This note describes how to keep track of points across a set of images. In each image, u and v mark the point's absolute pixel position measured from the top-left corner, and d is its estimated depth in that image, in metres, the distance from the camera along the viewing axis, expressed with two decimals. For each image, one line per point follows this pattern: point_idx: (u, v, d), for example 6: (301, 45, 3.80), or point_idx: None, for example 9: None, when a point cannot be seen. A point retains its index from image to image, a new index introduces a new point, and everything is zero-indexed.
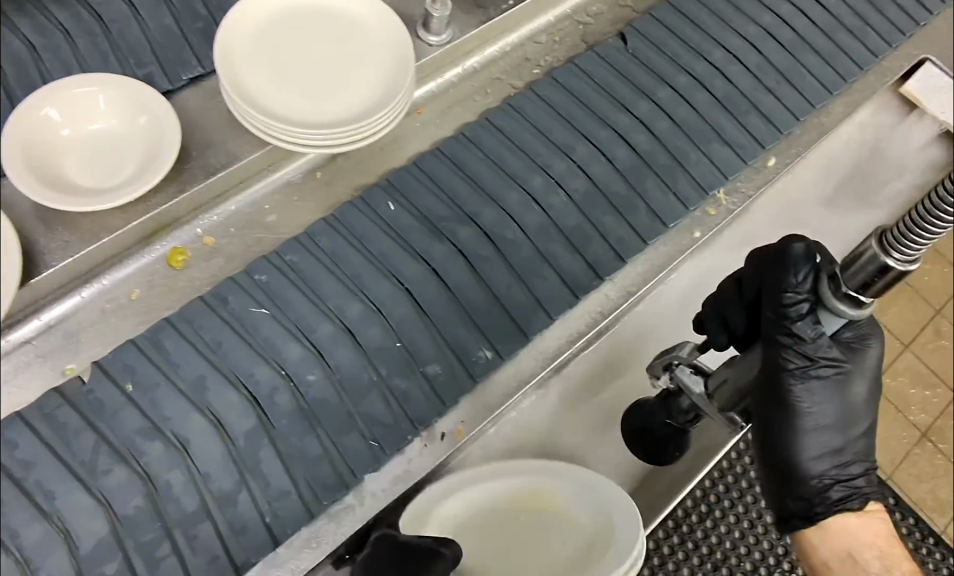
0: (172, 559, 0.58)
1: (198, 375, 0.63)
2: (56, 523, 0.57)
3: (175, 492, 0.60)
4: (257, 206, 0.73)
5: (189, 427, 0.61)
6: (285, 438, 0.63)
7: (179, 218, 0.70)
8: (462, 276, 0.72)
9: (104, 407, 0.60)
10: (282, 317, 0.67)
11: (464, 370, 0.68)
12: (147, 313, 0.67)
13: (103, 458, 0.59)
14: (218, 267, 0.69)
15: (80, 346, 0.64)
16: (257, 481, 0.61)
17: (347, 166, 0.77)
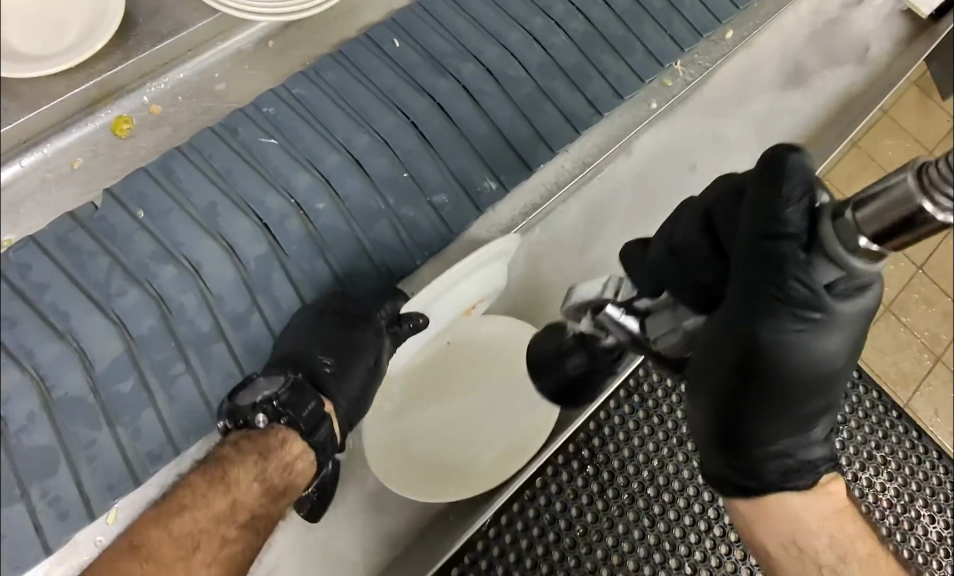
0: (186, 376, 0.63)
1: (210, 202, 0.66)
2: (71, 344, 0.60)
3: (188, 313, 0.64)
4: (205, 74, 0.72)
5: (201, 252, 0.65)
6: (294, 260, 0.67)
7: (126, 85, 0.69)
8: (468, 111, 0.73)
9: (117, 231, 0.64)
10: (290, 147, 0.69)
11: (469, 201, 0.71)
12: (84, 184, 0.67)
13: (117, 279, 0.62)
14: (164, 136, 0.69)
15: (20, 215, 0.64)
16: (269, 304, 0.66)
17: (302, 36, 0.76)
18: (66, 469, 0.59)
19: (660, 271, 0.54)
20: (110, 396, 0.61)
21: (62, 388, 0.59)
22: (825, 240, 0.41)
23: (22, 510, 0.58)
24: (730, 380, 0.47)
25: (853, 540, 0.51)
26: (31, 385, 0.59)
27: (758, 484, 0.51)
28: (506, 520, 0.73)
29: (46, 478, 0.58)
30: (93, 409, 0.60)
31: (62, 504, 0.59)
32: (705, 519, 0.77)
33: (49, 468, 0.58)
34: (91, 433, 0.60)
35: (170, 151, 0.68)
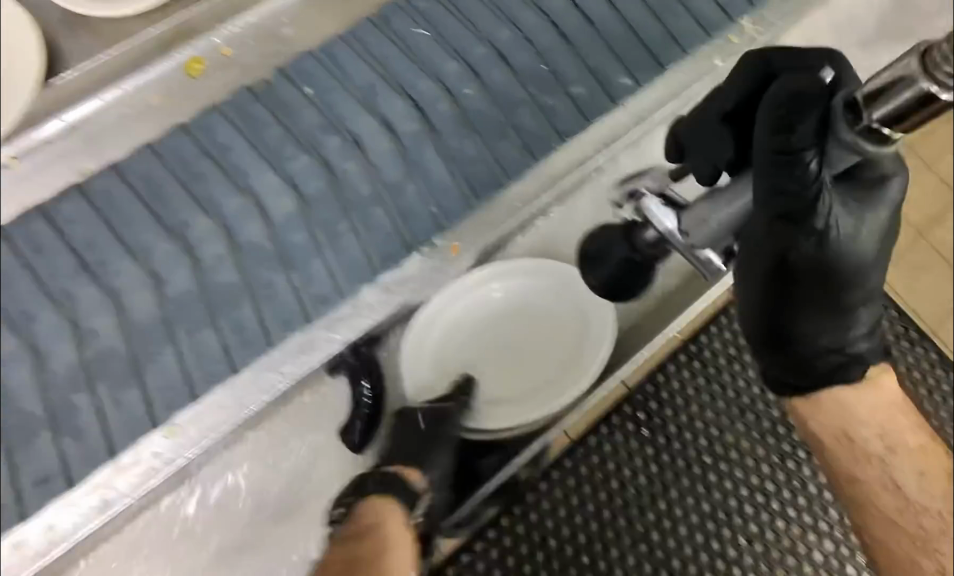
0: (351, 234, 0.66)
1: (370, 83, 0.70)
2: (251, 199, 0.65)
3: (351, 181, 0.67)
4: (275, 16, 0.71)
5: (362, 127, 0.68)
6: (447, 137, 0.69)
7: (199, 26, 0.67)
8: (604, 10, 0.73)
9: (288, 104, 0.68)
10: (441, 38, 0.71)
11: (603, 92, 0.72)
12: (162, 120, 0.66)
13: (289, 146, 0.67)
14: (232, 79, 0.69)
15: (102, 147, 0.64)
16: (422, 176, 0.69)
17: None
18: (250, 307, 0.63)
19: (695, 166, 0.50)
20: (286, 238, 0.65)
21: (244, 236, 0.64)
22: (835, 126, 0.40)
23: (212, 336, 0.62)
24: (764, 281, 0.48)
25: (900, 426, 0.49)
26: (218, 231, 0.63)
27: (813, 383, 0.50)
28: (557, 477, 0.86)
29: (233, 309, 0.63)
30: (273, 257, 0.64)
31: (242, 336, 0.63)
32: (734, 482, 0.86)
33: (235, 301, 0.63)
34: (270, 274, 0.64)
35: (334, 36, 0.71)
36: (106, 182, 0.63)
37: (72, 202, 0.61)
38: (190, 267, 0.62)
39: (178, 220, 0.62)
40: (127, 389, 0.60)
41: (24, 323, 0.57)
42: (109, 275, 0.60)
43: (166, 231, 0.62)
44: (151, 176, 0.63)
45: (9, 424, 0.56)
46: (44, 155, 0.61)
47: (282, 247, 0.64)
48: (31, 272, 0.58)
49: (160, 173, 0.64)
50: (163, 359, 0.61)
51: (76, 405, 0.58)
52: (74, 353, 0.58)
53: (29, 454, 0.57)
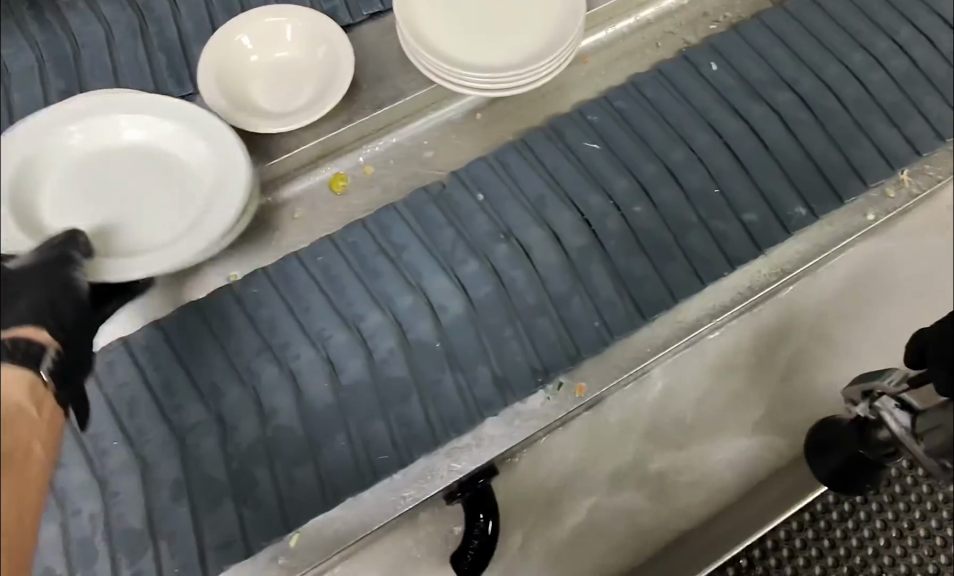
0: (516, 340, 0.63)
1: (540, 193, 0.68)
2: (422, 297, 0.64)
3: (517, 289, 0.65)
4: (417, 140, 0.75)
5: (532, 237, 0.67)
6: (617, 256, 0.66)
7: (344, 146, 0.74)
8: (780, 136, 0.71)
9: (461, 208, 0.68)
10: (613, 154, 0.70)
11: (779, 225, 0.68)
12: (304, 232, 0.71)
13: (460, 251, 0.66)
14: (374, 197, 0.73)
15: (245, 254, 0.70)
16: (591, 291, 0.65)
17: (508, 112, 0.77)
18: (418, 402, 0.61)
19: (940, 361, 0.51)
20: (455, 342, 0.63)
21: (415, 333, 0.63)
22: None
23: (382, 427, 0.61)
24: None
25: None
26: (391, 327, 0.63)
27: None
28: None
29: (402, 404, 0.61)
30: (442, 358, 0.63)
31: (411, 433, 0.60)
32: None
33: (403, 397, 0.61)
34: (438, 373, 0.62)
35: (508, 146, 0.71)
36: (263, 285, 0.65)
37: (257, 282, 0.65)
38: (365, 358, 0.62)
39: (320, 329, 0.63)
40: (301, 467, 0.59)
41: (213, 396, 0.61)
42: (289, 358, 0.62)
43: (309, 338, 0.63)
44: (329, 271, 0.65)
45: (199, 483, 0.59)
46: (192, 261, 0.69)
47: (452, 351, 0.63)
48: (223, 348, 0.62)
49: (341, 267, 0.65)
50: (335, 445, 0.60)
51: (257, 477, 0.59)
52: (258, 428, 0.60)
53: (212, 518, 0.58)
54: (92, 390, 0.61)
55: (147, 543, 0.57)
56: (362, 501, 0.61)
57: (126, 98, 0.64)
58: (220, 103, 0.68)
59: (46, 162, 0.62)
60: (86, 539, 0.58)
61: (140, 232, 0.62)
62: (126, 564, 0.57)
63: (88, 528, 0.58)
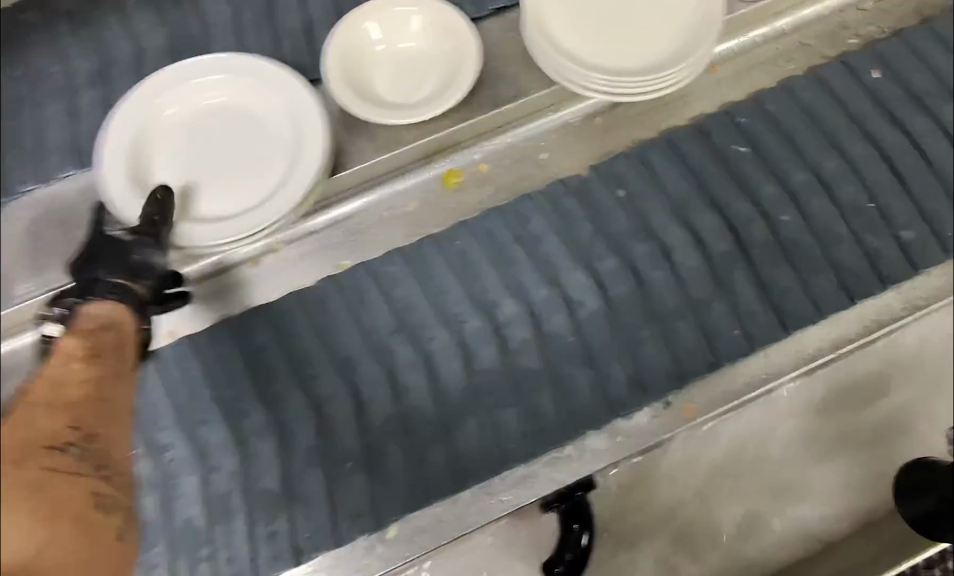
0: (652, 343, 0.63)
1: (683, 194, 0.68)
2: (559, 291, 0.64)
3: (657, 289, 0.64)
4: (533, 141, 0.73)
5: (673, 237, 0.66)
6: (762, 263, 0.65)
7: (461, 141, 0.72)
8: (938, 152, 0.70)
9: (601, 203, 0.68)
10: (761, 158, 0.70)
11: (938, 245, 0.66)
12: (415, 227, 0.69)
13: (600, 246, 0.66)
14: (487, 196, 0.71)
15: (357, 245, 0.69)
16: (733, 297, 0.64)
17: (628, 117, 0.74)
18: (548, 394, 0.61)
19: None
20: (591, 336, 0.63)
21: (549, 325, 0.63)
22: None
23: (513, 416, 0.61)
24: None
25: None
26: (525, 316, 0.64)
27: None
28: None
29: (535, 394, 0.61)
30: (578, 354, 0.62)
31: (542, 424, 0.60)
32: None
33: (537, 386, 0.61)
34: (572, 368, 0.62)
35: (652, 143, 0.71)
36: (398, 266, 0.66)
37: (395, 262, 0.66)
38: (498, 345, 0.63)
39: (456, 310, 0.64)
40: (433, 448, 0.60)
41: (348, 369, 0.62)
42: (425, 339, 0.63)
43: (444, 321, 0.64)
44: (466, 254, 0.66)
45: (334, 454, 0.59)
46: (295, 252, 0.69)
47: (589, 346, 0.63)
48: (357, 324, 0.63)
49: (476, 251, 0.66)
50: (467, 427, 0.60)
51: (389, 453, 0.60)
52: (389, 405, 0.61)
53: (346, 485, 0.59)
54: (234, 353, 0.63)
55: (284, 506, 0.58)
56: (463, 500, 0.60)
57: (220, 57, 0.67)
58: (339, 86, 0.67)
59: (149, 127, 0.65)
60: (223, 495, 0.58)
61: (267, 203, 0.63)
62: (262, 523, 0.58)
63: (226, 484, 0.59)
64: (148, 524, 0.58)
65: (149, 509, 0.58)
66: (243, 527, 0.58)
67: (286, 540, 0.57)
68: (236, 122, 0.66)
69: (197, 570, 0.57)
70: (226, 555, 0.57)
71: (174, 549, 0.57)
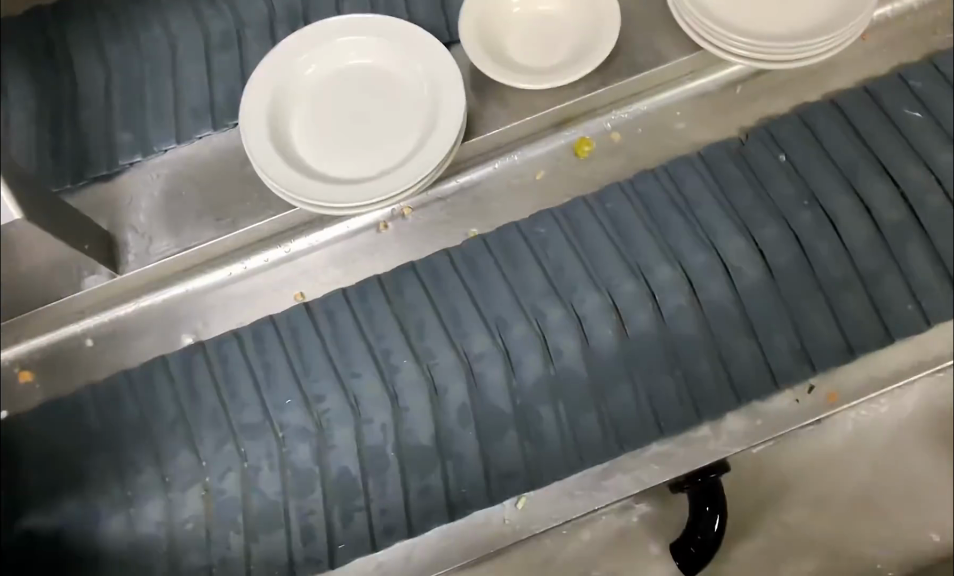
0: (819, 315, 0.60)
1: (850, 161, 0.64)
2: (718, 258, 0.61)
3: (822, 260, 0.61)
4: (668, 110, 0.70)
5: (840, 205, 0.62)
6: (939, 236, 0.62)
7: (593, 109, 0.70)
8: None
9: (761, 167, 0.65)
10: (940, 123, 0.65)
11: None
12: (544, 195, 0.68)
13: (760, 213, 0.63)
14: (620, 165, 0.68)
15: (485, 213, 0.67)
16: (905, 268, 0.61)
17: (770, 87, 0.71)
18: (708, 363, 0.60)
19: None
20: (752, 305, 0.60)
21: (707, 294, 0.61)
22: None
23: (669, 385, 0.59)
24: None
25: None
26: (679, 284, 0.61)
27: None
28: None
29: (692, 364, 0.60)
30: (739, 323, 0.60)
31: (699, 394, 0.60)
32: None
33: (694, 356, 0.60)
34: (734, 338, 0.60)
35: (816, 104, 0.68)
36: (548, 225, 0.65)
37: (544, 222, 0.65)
38: (651, 313, 0.60)
39: (604, 276, 0.62)
40: (587, 412, 0.59)
41: (499, 328, 0.60)
42: (576, 304, 0.61)
43: (594, 286, 0.61)
44: (616, 218, 0.64)
45: (488, 411, 0.59)
46: (426, 217, 0.68)
47: (748, 315, 0.60)
48: (508, 284, 0.62)
49: (628, 213, 0.64)
50: (620, 395, 0.59)
51: (542, 415, 0.59)
52: (542, 367, 0.59)
53: (500, 446, 0.59)
54: (384, 308, 0.62)
55: (437, 460, 0.58)
56: (593, 473, 0.60)
57: (363, 23, 0.68)
58: (474, 45, 0.66)
59: (291, 91, 0.68)
60: (378, 448, 0.58)
61: (404, 167, 0.63)
62: (415, 477, 0.58)
63: (380, 437, 0.58)
64: (301, 470, 0.57)
65: (302, 456, 0.58)
66: (397, 479, 0.58)
67: (441, 492, 0.58)
68: (375, 89, 0.68)
69: (353, 517, 0.58)
70: (380, 505, 0.58)
71: (329, 496, 0.58)
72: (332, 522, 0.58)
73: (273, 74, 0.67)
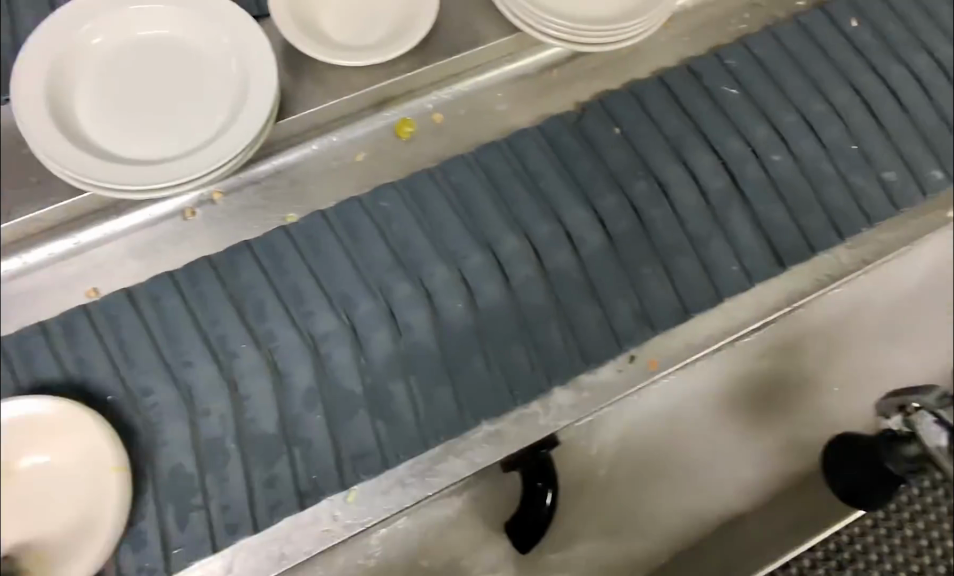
0: (656, 279, 0.64)
1: (679, 133, 0.69)
2: (561, 228, 0.64)
3: (658, 227, 0.65)
4: (489, 92, 0.70)
5: (672, 175, 0.67)
6: (757, 200, 0.68)
7: (414, 90, 0.68)
8: (896, 111, 0.73)
9: (600, 137, 0.68)
10: (751, 99, 0.72)
11: (917, 183, 0.71)
12: (365, 176, 0.65)
13: (600, 183, 0.66)
14: (443, 146, 0.67)
15: (304, 196, 0.64)
16: (731, 232, 0.66)
17: (584, 70, 0.72)
18: (556, 330, 0.61)
19: None
20: (594, 270, 0.63)
21: (552, 262, 0.63)
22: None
23: (521, 353, 0.60)
24: None
25: None
26: (525, 251, 0.63)
27: None
28: None
29: (542, 331, 0.61)
30: (583, 288, 0.62)
31: (549, 361, 0.60)
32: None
33: (543, 323, 0.61)
34: (579, 304, 0.62)
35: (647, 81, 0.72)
36: (391, 199, 0.63)
37: (388, 197, 0.63)
38: (501, 283, 0.61)
39: (455, 251, 0.62)
40: (439, 387, 0.58)
41: (344, 305, 0.59)
42: (425, 278, 0.61)
43: (442, 258, 0.62)
44: (465, 190, 0.65)
45: (336, 393, 0.57)
46: (248, 198, 0.63)
47: (592, 280, 0.63)
48: (355, 264, 0.61)
49: (474, 186, 0.65)
50: (473, 366, 0.59)
51: (394, 394, 0.57)
52: (391, 343, 0.59)
53: (348, 428, 0.56)
54: (217, 292, 0.59)
55: (283, 448, 0.55)
56: (427, 458, 0.59)
57: None
58: (288, 24, 0.62)
59: (76, 63, 0.60)
60: (214, 440, 0.55)
61: (212, 144, 0.58)
62: (259, 468, 0.55)
63: (218, 428, 0.55)
64: (125, 473, 0.53)
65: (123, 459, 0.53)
66: (239, 472, 0.54)
67: (288, 482, 0.55)
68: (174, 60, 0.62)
69: (188, 517, 0.53)
70: (221, 502, 0.54)
71: (159, 498, 0.53)
72: (167, 529, 0.53)
73: (52, 43, 0.59)
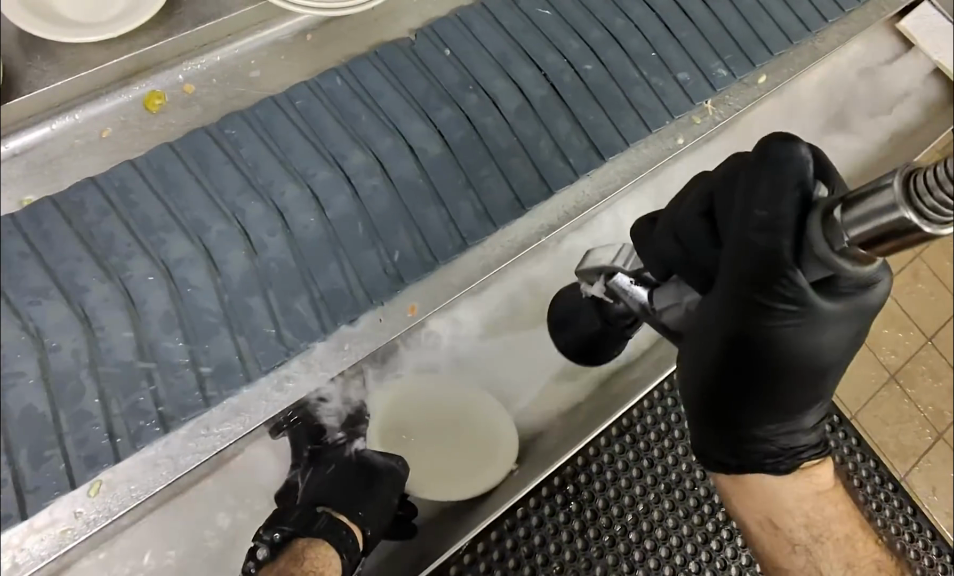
0: (494, 180, 0.71)
1: (502, 50, 0.76)
2: (403, 141, 0.70)
3: (490, 132, 0.72)
4: (243, 59, 0.72)
5: (499, 88, 0.74)
6: (575, 105, 0.75)
7: (162, 61, 0.70)
8: (679, 18, 0.82)
9: (431, 61, 0.74)
10: (563, 18, 0.79)
11: (707, 83, 0.80)
12: (113, 151, 0.67)
13: (434, 99, 0.72)
14: (195, 116, 0.69)
15: (52, 173, 0.65)
16: (555, 132, 0.74)
17: (338, 33, 0.75)
18: (405, 235, 0.68)
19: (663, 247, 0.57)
20: (435, 176, 0.70)
21: (398, 171, 0.69)
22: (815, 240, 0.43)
23: (375, 257, 0.67)
24: (713, 374, 0.53)
25: (830, 521, 0.58)
26: (370, 165, 0.69)
27: (741, 462, 0.57)
28: (482, 548, 0.72)
29: (389, 237, 0.67)
30: (425, 194, 0.69)
31: (402, 261, 0.67)
32: (660, 559, 0.75)
33: (393, 228, 0.68)
34: (423, 208, 0.69)
35: (470, 6, 0.77)
36: (239, 127, 0.68)
37: (235, 124, 0.68)
38: (350, 196, 0.68)
39: (305, 167, 0.67)
40: (297, 296, 0.64)
41: (196, 230, 0.63)
42: (274, 196, 0.66)
43: (291, 177, 0.67)
44: (309, 114, 0.70)
45: (195, 315, 0.61)
46: None
47: (434, 184, 0.70)
48: (212, 197, 0.65)
49: (319, 110, 0.70)
50: (330, 272, 0.65)
51: (252, 307, 0.63)
52: (247, 260, 0.64)
53: (211, 342, 0.61)
54: (63, 230, 0.60)
55: (142, 379, 0.58)
56: (176, 441, 0.61)
57: None
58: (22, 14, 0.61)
59: None
60: (67, 372, 0.56)
61: None
62: (118, 399, 0.58)
63: (71, 362, 0.57)
64: None
65: None
66: (104, 420, 0.57)
67: (150, 406, 0.58)
68: None
69: (45, 456, 0.56)
70: (78, 436, 0.56)
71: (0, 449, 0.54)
72: (20, 470, 0.55)
73: None
